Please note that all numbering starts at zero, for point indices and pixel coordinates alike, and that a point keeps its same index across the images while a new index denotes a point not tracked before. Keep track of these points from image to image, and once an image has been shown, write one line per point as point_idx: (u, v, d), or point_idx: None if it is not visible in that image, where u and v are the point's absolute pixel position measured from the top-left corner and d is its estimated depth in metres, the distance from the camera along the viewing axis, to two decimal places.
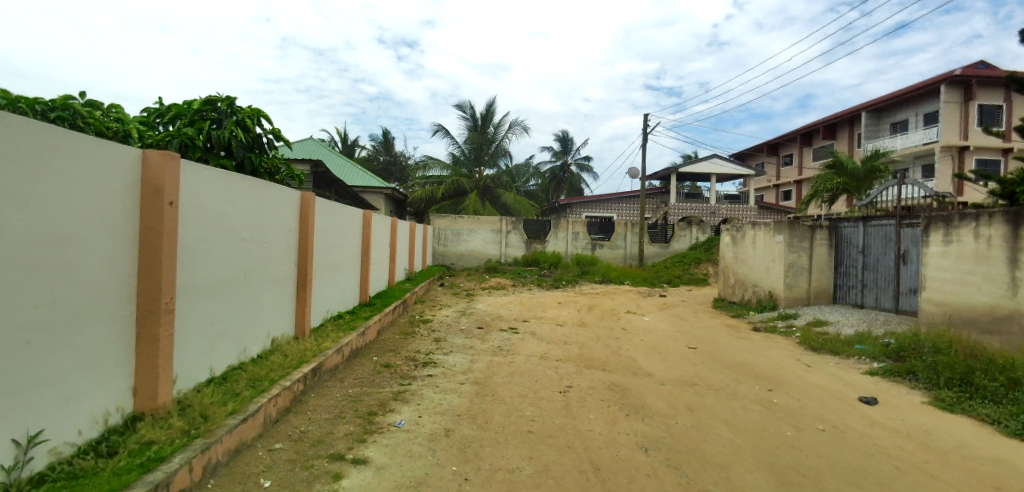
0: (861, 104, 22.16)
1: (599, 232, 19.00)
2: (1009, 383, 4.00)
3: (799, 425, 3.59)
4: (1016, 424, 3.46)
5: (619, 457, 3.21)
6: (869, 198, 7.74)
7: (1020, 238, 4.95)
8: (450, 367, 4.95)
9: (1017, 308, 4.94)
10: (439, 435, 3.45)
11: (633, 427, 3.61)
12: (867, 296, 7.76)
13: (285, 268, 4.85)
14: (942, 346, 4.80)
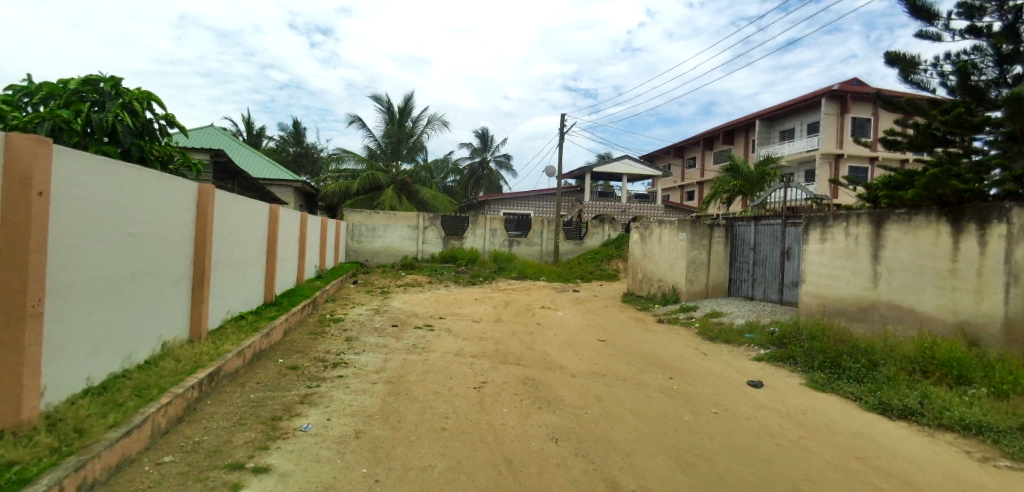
0: (756, 113, 24.26)
1: (517, 228, 19.36)
2: (869, 363, 4.54)
3: (697, 410, 3.84)
4: (874, 400, 3.95)
5: (531, 448, 3.26)
6: (760, 199, 8.41)
7: (881, 237, 5.60)
8: (362, 367, 4.80)
9: (878, 298, 5.61)
10: (348, 437, 3.32)
11: (545, 418, 3.69)
12: (757, 289, 8.49)
13: (179, 267, 4.47)
14: (818, 333, 5.35)
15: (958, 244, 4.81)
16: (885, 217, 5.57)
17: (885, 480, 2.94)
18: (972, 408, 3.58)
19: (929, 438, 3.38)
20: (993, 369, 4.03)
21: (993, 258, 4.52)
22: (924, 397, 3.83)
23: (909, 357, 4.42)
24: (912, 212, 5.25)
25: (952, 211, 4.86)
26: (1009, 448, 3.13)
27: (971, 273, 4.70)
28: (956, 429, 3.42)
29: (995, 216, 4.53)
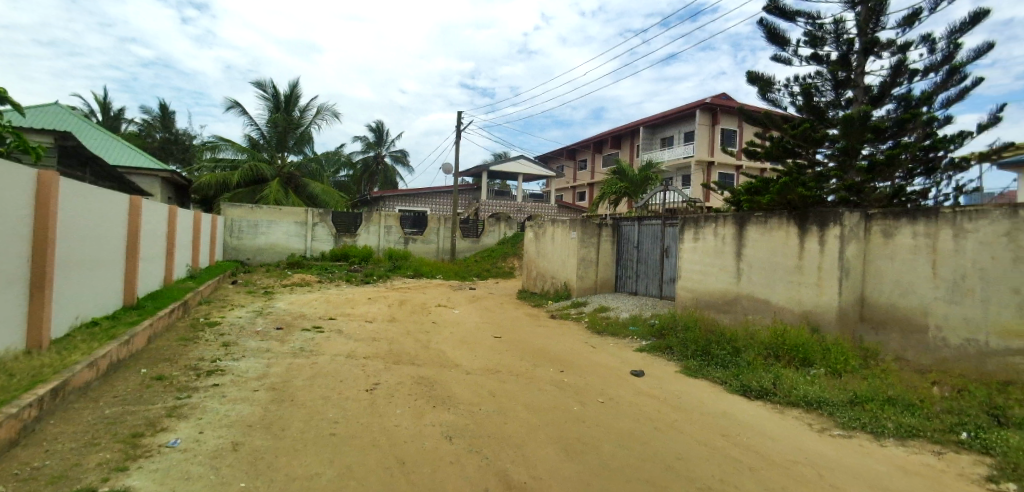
0: (640, 121, 26.00)
1: (413, 225, 19.08)
2: (733, 350, 5.11)
3: (584, 400, 4.07)
4: (737, 383, 4.44)
5: (424, 448, 3.24)
6: (642, 201, 9.03)
7: (743, 237, 6.29)
8: (241, 374, 4.49)
9: (741, 292, 6.31)
10: (225, 450, 3.08)
11: (440, 417, 3.70)
12: (640, 284, 9.10)
13: (12, 266, 3.84)
14: (691, 323, 5.90)
15: (803, 243, 5.51)
16: (746, 219, 6.27)
17: (744, 455, 3.34)
18: (813, 386, 4.16)
19: (780, 414, 3.85)
20: (829, 351, 4.70)
21: (830, 256, 5.20)
22: (776, 377, 4.38)
23: (765, 343, 5.02)
24: (768, 215, 5.98)
25: (799, 215, 5.57)
26: (842, 419, 3.68)
27: (813, 268, 5.39)
28: (801, 405, 3.95)
29: (831, 220, 5.20)
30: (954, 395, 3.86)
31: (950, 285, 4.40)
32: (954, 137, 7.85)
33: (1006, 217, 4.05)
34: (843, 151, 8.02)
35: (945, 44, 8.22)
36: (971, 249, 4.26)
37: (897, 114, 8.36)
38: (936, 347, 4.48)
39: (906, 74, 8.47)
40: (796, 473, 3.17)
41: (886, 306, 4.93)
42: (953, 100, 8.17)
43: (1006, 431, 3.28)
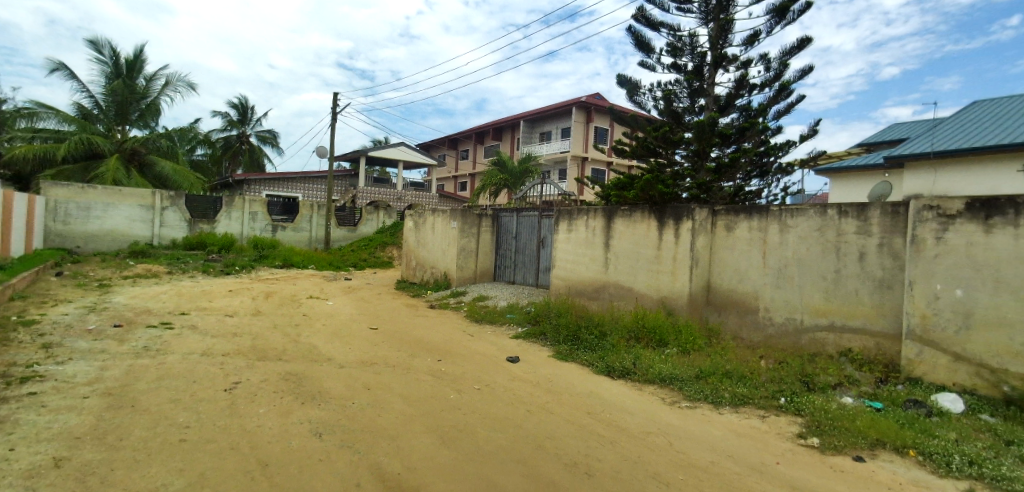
0: (521, 114, 26.96)
1: (282, 212, 18.47)
2: (601, 333, 5.58)
3: (460, 388, 4.17)
4: (602, 364, 4.83)
5: (290, 448, 3.08)
6: (521, 193, 9.42)
7: (612, 229, 6.74)
8: (67, 380, 3.91)
9: (608, 280, 6.78)
10: (44, 468, 2.65)
11: (309, 414, 3.55)
12: (517, 274, 9.47)
13: None
14: (563, 310, 6.30)
15: (662, 235, 6.05)
16: (613, 213, 6.73)
17: (605, 429, 3.64)
18: (666, 364, 4.63)
19: (638, 391, 4.26)
20: (681, 332, 5.30)
21: (683, 246, 5.79)
22: (636, 358, 4.82)
23: (627, 326, 5.53)
24: (633, 208, 6.45)
25: (659, 209, 6.08)
26: (688, 392, 4.16)
27: (669, 258, 5.96)
28: (656, 381, 4.41)
29: (685, 214, 5.79)
30: (776, 366, 4.59)
31: (776, 273, 5.25)
32: (780, 146, 9.26)
33: (817, 214, 4.94)
34: (695, 153, 9.15)
35: (776, 64, 9.48)
36: (792, 242, 5.12)
37: (737, 122, 9.59)
38: (764, 325, 5.34)
39: (747, 86, 9.64)
40: (650, 442, 3.54)
41: (727, 291, 5.71)
42: (781, 113, 9.50)
43: (811, 394, 4.02)
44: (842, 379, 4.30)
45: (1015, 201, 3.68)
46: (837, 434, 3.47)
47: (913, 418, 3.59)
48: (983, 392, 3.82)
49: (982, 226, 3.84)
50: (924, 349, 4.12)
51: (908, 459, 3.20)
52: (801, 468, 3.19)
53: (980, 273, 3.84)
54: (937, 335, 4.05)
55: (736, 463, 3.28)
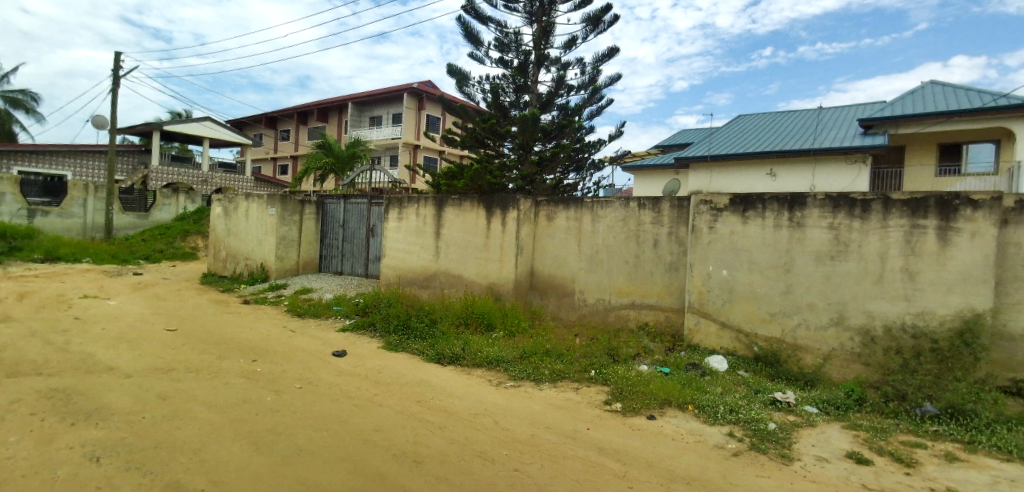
0: (349, 96, 25.97)
1: (42, 194, 15.24)
2: (431, 321, 5.72)
3: (277, 389, 3.93)
4: (433, 352, 4.97)
5: (53, 478, 2.54)
6: (348, 180, 9.10)
7: (441, 218, 6.82)
8: None
9: (438, 269, 6.86)
10: None
11: (81, 437, 2.97)
12: (345, 264, 9.14)
13: None
14: (393, 300, 6.28)
15: (489, 224, 6.31)
16: (443, 202, 6.80)
17: (434, 416, 3.70)
18: (493, 347, 4.93)
19: (467, 375, 4.47)
20: (507, 315, 5.65)
21: (510, 235, 6.13)
22: (465, 344, 5.03)
23: (458, 312, 5.73)
24: (462, 197, 6.59)
25: (487, 199, 6.32)
26: (513, 372, 4.48)
27: (497, 246, 6.23)
28: (483, 365, 4.67)
29: (511, 204, 6.15)
30: (588, 342, 5.14)
31: (589, 257, 5.83)
32: (592, 144, 10.67)
33: (622, 206, 5.61)
34: (521, 147, 10.05)
35: (589, 69, 10.78)
36: (602, 230, 5.74)
37: (556, 119, 10.49)
38: (579, 305, 5.91)
39: (565, 87, 10.73)
40: (477, 424, 3.68)
41: (548, 275, 6.17)
42: (593, 114, 10.90)
43: (616, 365, 4.59)
44: (640, 350, 4.98)
45: (761, 198, 4.66)
46: (634, 397, 4.00)
47: (691, 378, 4.30)
48: (739, 352, 4.77)
49: (740, 217, 4.78)
50: (700, 320, 5.00)
51: (687, 413, 3.83)
52: (608, 431, 3.61)
53: (737, 256, 4.79)
54: (710, 307, 4.93)
55: (554, 433, 3.58)
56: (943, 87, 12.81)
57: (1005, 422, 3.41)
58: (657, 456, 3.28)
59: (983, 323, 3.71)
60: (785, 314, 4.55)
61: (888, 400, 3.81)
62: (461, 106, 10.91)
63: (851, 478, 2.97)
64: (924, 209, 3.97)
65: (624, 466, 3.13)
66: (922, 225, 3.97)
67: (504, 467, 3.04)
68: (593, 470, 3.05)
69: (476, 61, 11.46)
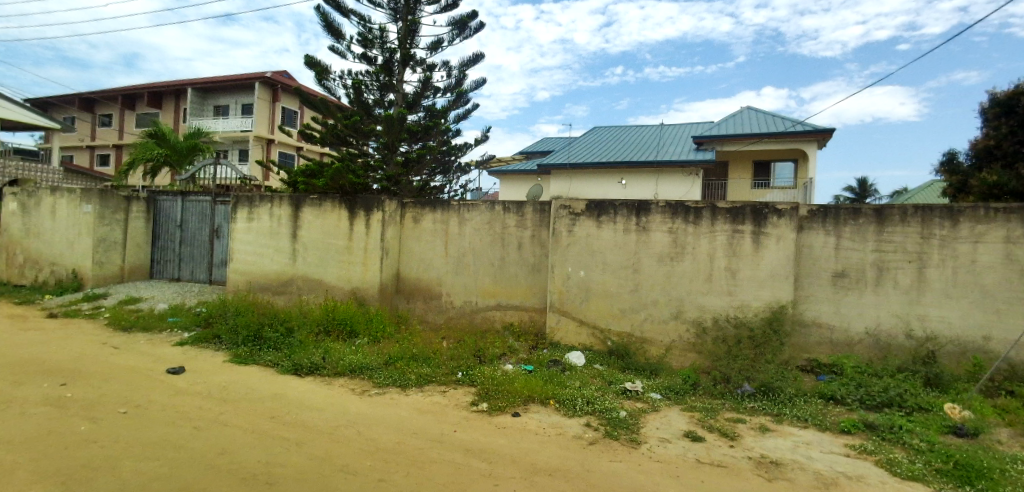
0: (190, 81, 23.42)
1: None
2: (286, 330, 5.36)
3: (94, 416, 3.38)
4: (288, 363, 4.66)
5: None
6: (188, 175, 8.17)
7: (298, 217, 6.44)
8: None
9: (295, 273, 6.47)
10: None
11: None
12: (184, 270, 8.24)
13: None
14: (242, 309, 5.77)
15: (352, 225, 6.09)
16: (301, 201, 6.41)
17: (289, 432, 3.43)
18: (356, 355, 4.79)
19: (328, 386, 4.28)
20: (371, 321, 5.57)
21: (373, 238, 5.99)
22: (325, 352, 4.83)
23: (317, 320, 5.50)
24: (321, 197, 6.28)
25: (349, 199, 6.09)
26: (377, 379, 4.39)
27: (360, 248, 6.05)
28: (345, 373, 4.51)
29: (376, 205, 6.00)
30: (455, 344, 5.20)
31: (456, 260, 5.95)
32: (459, 147, 11.05)
33: (487, 209, 5.80)
34: (386, 146, 9.93)
35: (455, 73, 10.96)
36: (468, 233, 5.89)
37: (423, 121, 10.67)
38: (446, 308, 6.00)
39: (431, 89, 10.86)
40: (339, 436, 3.49)
41: (414, 279, 6.17)
42: (460, 117, 11.18)
43: (482, 365, 4.70)
44: (506, 350, 5.17)
45: (613, 205, 5.11)
46: (500, 396, 4.11)
47: (554, 374, 4.54)
48: (596, 347, 5.17)
49: (595, 222, 5.19)
50: (561, 318, 5.34)
51: (549, 407, 4.02)
52: (474, 431, 3.63)
53: (593, 258, 5.20)
54: (569, 306, 5.30)
55: (419, 438, 3.51)
56: (757, 114, 16.48)
57: (800, 395, 4.11)
58: (521, 451, 3.38)
59: (785, 312, 4.51)
60: (633, 310, 5.05)
61: (716, 383, 4.36)
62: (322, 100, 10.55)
63: (686, 454, 3.35)
64: (742, 217, 4.70)
65: (491, 464, 3.16)
66: (741, 230, 4.70)
67: (366, 478, 2.88)
68: (459, 471, 3.04)
69: (337, 53, 11.04)
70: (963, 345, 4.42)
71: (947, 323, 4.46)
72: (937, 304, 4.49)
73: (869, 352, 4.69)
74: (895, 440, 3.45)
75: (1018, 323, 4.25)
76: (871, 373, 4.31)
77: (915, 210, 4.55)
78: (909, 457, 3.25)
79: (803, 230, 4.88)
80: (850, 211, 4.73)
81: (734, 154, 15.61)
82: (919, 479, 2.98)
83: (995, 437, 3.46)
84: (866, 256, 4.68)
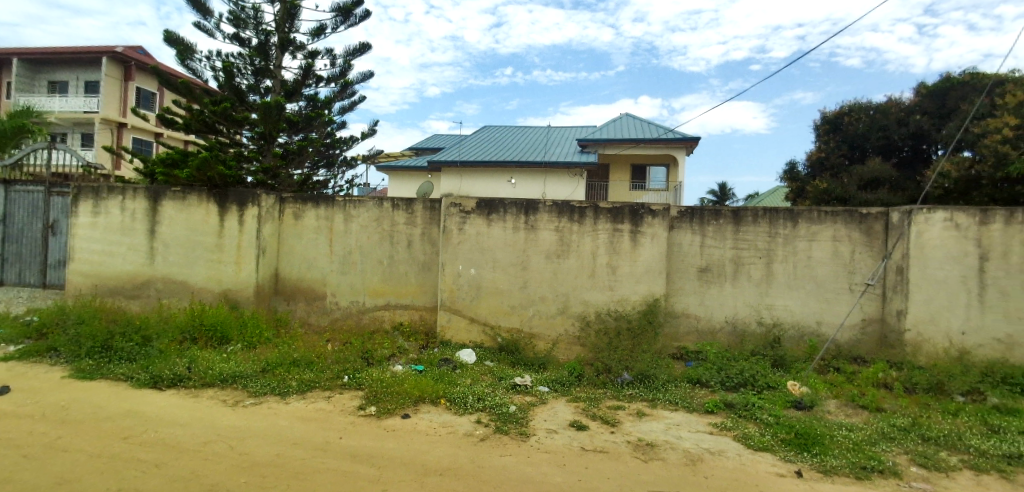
0: (14, 49, 19.96)
1: None
2: (142, 340, 4.79)
3: None
4: (146, 376, 4.21)
5: None
6: (12, 161, 7.00)
7: (157, 213, 5.89)
8: None
9: (155, 274, 5.93)
10: None
11: None
12: (9, 272, 7.04)
13: None
14: (85, 317, 5.06)
15: (223, 221, 5.75)
16: (161, 194, 5.86)
17: (148, 452, 3.03)
18: (228, 363, 4.46)
19: (193, 399, 3.91)
20: (245, 326, 5.28)
21: (247, 235, 5.71)
22: (190, 362, 4.45)
23: (180, 327, 5.06)
24: (186, 190, 5.82)
25: (219, 192, 5.73)
26: (253, 389, 4.10)
27: (232, 247, 5.75)
28: (215, 384, 4.17)
29: (250, 200, 5.71)
30: (341, 348, 5.05)
31: (341, 259, 5.94)
32: (345, 140, 10.58)
33: (375, 206, 5.86)
34: (263, 137, 9.24)
35: (340, 61, 10.47)
36: (355, 230, 5.91)
37: (305, 111, 9.97)
38: (330, 309, 5.98)
39: (314, 77, 10.32)
40: (209, 452, 3.15)
41: (295, 279, 6.04)
42: (345, 109, 10.74)
43: (370, 368, 4.60)
44: (395, 350, 5.15)
45: (503, 203, 5.36)
46: (390, 399, 4.00)
47: (444, 373, 4.54)
48: (486, 344, 5.38)
49: (485, 220, 5.40)
50: (452, 316, 5.47)
51: (440, 407, 3.99)
52: (361, 437, 3.46)
53: (483, 255, 5.41)
54: (460, 304, 5.45)
55: (300, 449, 3.24)
56: (634, 119, 17.79)
57: (672, 380, 4.49)
58: (411, 453, 3.24)
59: (658, 305, 5.04)
60: (523, 307, 5.35)
61: (599, 373, 4.62)
62: (184, 83, 9.51)
63: (572, 442, 3.48)
64: (621, 216, 5.17)
65: (378, 470, 2.99)
66: (621, 228, 5.17)
67: None
68: (345, 479, 2.84)
69: (204, 31, 10.11)
70: (801, 329, 5.19)
71: (791, 311, 5.21)
72: (782, 295, 5.23)
73: (728, 340, 5.31)
74: (750, 417, 3.87)
75: (840, 308, 5.11)
76: (729, 357, 4.85)
77: (764, 213, 5.24)
78: (761, 430, 3.66)
79: (675, 229, 5.40)
80: (713, 212, 5.32)
81: (616, 158, 16.76)
82: (769, 450, 3.36)
83: (826, 408, 4.03)
84: (726, 253, 5.32)
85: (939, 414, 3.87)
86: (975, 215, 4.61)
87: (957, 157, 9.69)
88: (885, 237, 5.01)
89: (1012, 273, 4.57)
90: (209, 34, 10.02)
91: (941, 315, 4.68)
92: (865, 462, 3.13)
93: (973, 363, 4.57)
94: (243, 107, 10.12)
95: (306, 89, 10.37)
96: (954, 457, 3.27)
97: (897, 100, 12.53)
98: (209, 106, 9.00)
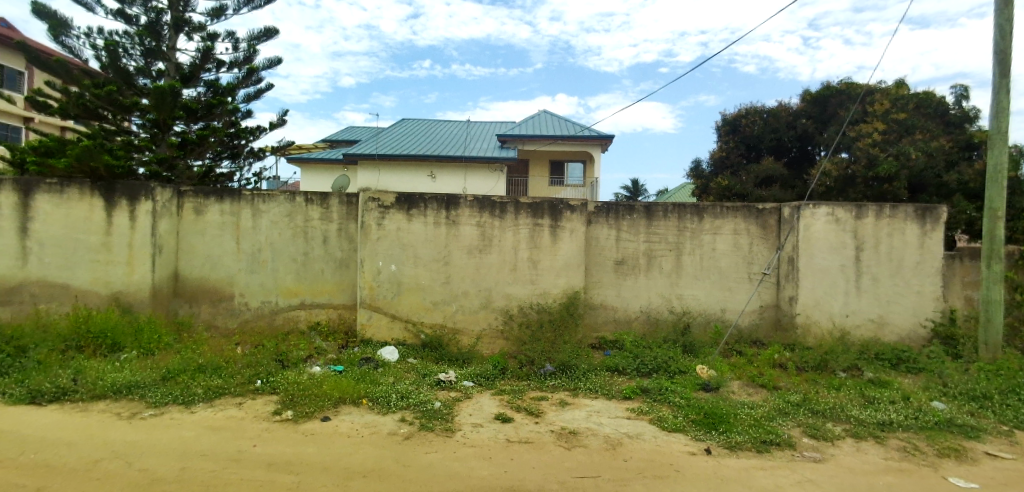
0: None
1: None
2: (16, 351, 4.38)
3: None
4: (21, 391, 3.76)
5: None
6: None
7: (27, 209, 5.26)
8: None
9: (27, 277, 5.32)
10: None
11: None
12: None
13: None
14: None
15: (110, 218, 5.30)
16: (32, 186, 5.24)
17: (25, 477, 2.61)
18: (122, 373, 4.11)
19: (80, 414, 3.54)
20: (141, 332, 4.94)
21: (141, 232, 5.32)
22: (76, 373, 4.04)
23: (63, 336, 4.63)
24: (64, 182, 5.27)
25: (105, 186, 5.27)
26: (152, 400, 3.78)
27: (122, 246, 5.32)
28: (106, 396, 3.81)
29: (142, 194, 5.31)
30: (252, 351, 4.83)
31: (250, 257, 5.67)
32: (251, 131, 9.98)
33: (287, 201, 5.64)
34: (156, 124, 8.64)
35: (243, 46, 9.93)
36: (264, 227, 5.66)
37: (205, 98, 9.40)
38: (239, 311, 5.69)
39: (213, 61, 9.67)
40: (99, 471, 2.76)
41: (197, 279, 5.68)
42: (251, 97, 10.16)
43: (285, 371, 4.42)
44: (312, 352, 5.00)
45: (423, 198, 5.32)
46: (308, 402, 3.84)
47: (365, 372, 4.45)
48: (409, 341, 5.33)
49: (405, 215, 5.33)
50: (372, 314, 5.35)
51: (361, 407, 3.88)
52: (276, 443, 3.24)
53: (404, 251, 5.34)
54: (381, 301, 5.34)
55: (208, 461, 2.94)
56: (553, 117, 18.24)
57: (592, 369, 4.68)
58: (330, 457, 3.06)
59: (578, 297, 5.26)
60: (445, 302, 5.35)
61: (522, 366, 4.74)
62: (60, 63, 8.87)
63: (497, 435, 3.50)
64: (541, 212, 5.31)
65: (297, 476, 2.76)
66: (541, 223, 5.31)
67: None
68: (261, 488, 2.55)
69: (82, 4, 9.22)
70: (707, 316, 5.58)
71: (698, 299, 5.59)
72: (690, 285, 5.59)
73: (643, 327, 5.59)
74: (663, 400, 4.09)
75: (740, 296, 5.56)
76: (643, 345, 5.12)
77: (673, 208, 5.58)
78: (673, 412, 3.89)
79: (592, 224, 5.60)
80: (627, 207, 5.58)
81: (534, 154, 17.08)
82: (681, 431, 3.57)
83: (730, 389, 4.36)
84: (639, 246, 5.60)
85: (825, 389, 4.31)
86: (852, 209, 5.18)
87: (836, 158, 10.83)
88: (778, 231, 5.50)
89: (881, 261, 5.19)
90: (91, 8, 9.21)
91: (825, 300, 5.24)
92: (764, 436, 3.40)
93: (852, 341, 5.16)
94: (131, 90, 9.41)
95: (206, 74, 9.73)
96: (838, 427, 3.65)
97: (786, 104, 13.32)
98: (91, 89, 8.52)
